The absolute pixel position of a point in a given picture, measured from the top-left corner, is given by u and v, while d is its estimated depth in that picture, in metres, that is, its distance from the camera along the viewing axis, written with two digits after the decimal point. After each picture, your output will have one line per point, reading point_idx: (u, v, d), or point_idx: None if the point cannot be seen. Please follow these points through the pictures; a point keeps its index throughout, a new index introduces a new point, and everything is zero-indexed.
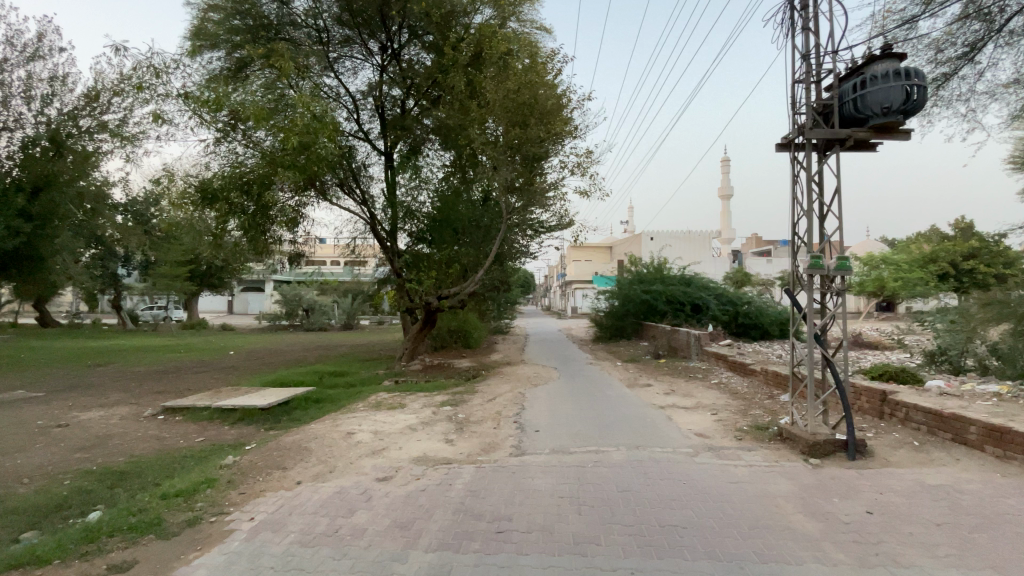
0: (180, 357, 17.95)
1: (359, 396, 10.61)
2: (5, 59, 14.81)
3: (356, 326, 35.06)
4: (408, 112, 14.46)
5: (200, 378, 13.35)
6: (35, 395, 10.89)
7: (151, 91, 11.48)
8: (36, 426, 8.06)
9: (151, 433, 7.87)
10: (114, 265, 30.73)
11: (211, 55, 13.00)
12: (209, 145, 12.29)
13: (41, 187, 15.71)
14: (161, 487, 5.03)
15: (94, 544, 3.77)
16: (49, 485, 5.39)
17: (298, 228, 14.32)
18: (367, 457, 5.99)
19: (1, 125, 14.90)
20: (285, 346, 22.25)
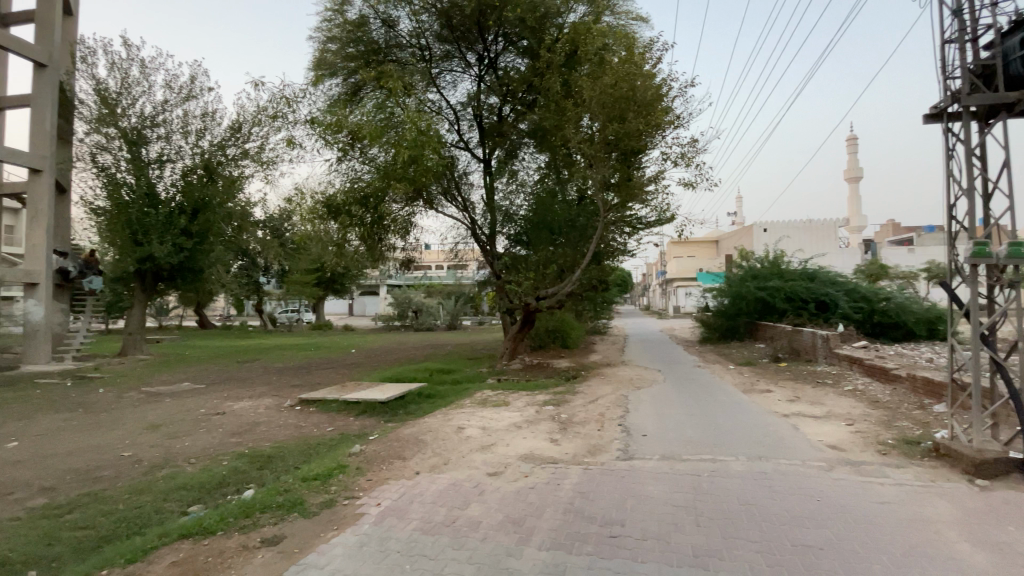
0: (309, 355, 20.08)
1: (464, 393, 11.06)
2: (167, 101, 17.77)
3: (459, 326, 36.88)
4: (504, 118, 14.77)
5: (326, 374, 14.83)
6: (201, 387, 12.85)
7: (284, 120, 12.99)
8: (204, 413, 9.53)
9: (290, 422, 8.92)
10: (257, 275, 35.20)
11: (331, 82, 14.39)
12: (333, 165, 13.60)
13: (199, 209, 18.60)
14: (300, 471, 5.66)
15: (249, 519, 4.33)
16: (216, 464, 6.33)
17: (408, 235, 15.39)
18: (476, 452, 6.22)
19: (165, 157, 17.91)
20: (396, 345, 23.95)
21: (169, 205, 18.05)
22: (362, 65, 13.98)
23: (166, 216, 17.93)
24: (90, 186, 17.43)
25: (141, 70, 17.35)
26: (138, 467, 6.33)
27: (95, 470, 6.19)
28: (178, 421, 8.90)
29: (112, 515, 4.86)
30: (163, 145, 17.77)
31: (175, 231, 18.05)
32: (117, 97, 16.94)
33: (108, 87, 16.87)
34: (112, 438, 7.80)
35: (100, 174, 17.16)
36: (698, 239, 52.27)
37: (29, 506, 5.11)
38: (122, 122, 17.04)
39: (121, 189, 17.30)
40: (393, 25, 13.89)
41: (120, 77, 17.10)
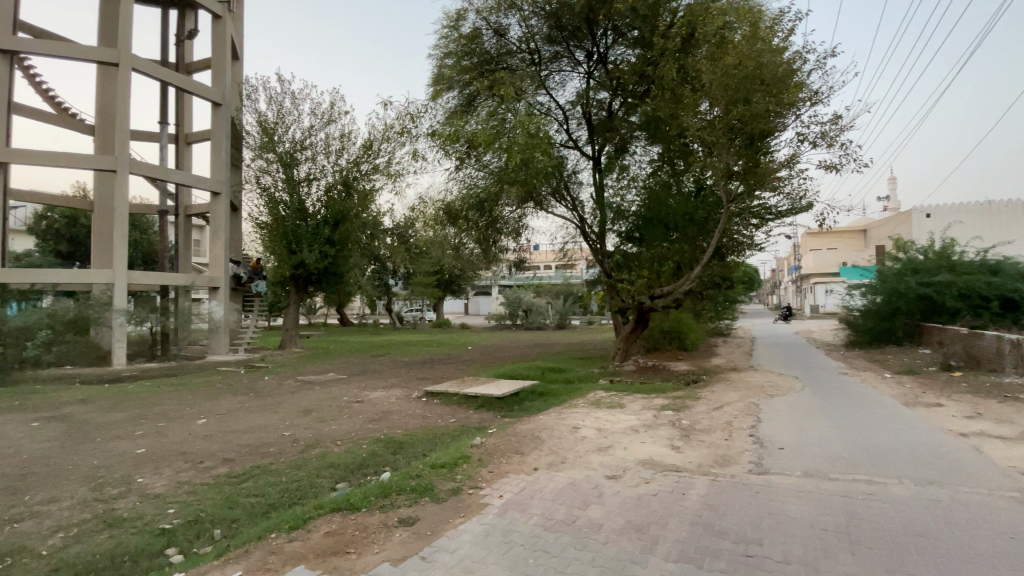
0: (432, 351, 21.57)
1: (578, 393, 11.04)
2: (313, 126, 20.30)
3: (569, 326, 36.91)
4: (614, 113, 14.45)
5: (446, 368, 15.79)
6: (343, 377, 14.48)
7: (409, 134, 13.94)
8: (346, 400, 10.72)
9: (417, 412, 9.66)
10: (386, 277, 38.39)
11: (448, 95, 15.02)
12: (451, 173, 14.38)
13: (339, 220, 20.97)
14: (428, 458, 6.09)
15: (387, 499, 4.75)
16: (357, 447, 7.09)
17: (520, 237, 15.74)
18: (593, 453, 6.16)
19: (312, 176, 20.45)
20: (509, 343, 24.69)
21: (315, 217, 20.61)
22: (475, 76, 14.45)
23: (313, 227, 20.49)
24: (256, 205, 20.54)
25: (292, 102, 20.01)
26: (296, 445, 7.31)
27: (263, 446, 7.28)
28: (325, 407, 10.13)
29: (278, 485, 5.66)
30: (310, 165, 20.34)
31: (321, 240, 20.56)
32: (274, 127, 19.71)
33: (268, 119, 19.70)
34: (275, 419, 9.12)
35: (262, 194, 20.10)
36: (841, 229, 46.03)
37: (218, 472, 6.17)
38: (278, 147, 19.78)
39: (279, 206, 20.10)
40: (504, 34, 14.30)
41: (276, 109, 19.88)
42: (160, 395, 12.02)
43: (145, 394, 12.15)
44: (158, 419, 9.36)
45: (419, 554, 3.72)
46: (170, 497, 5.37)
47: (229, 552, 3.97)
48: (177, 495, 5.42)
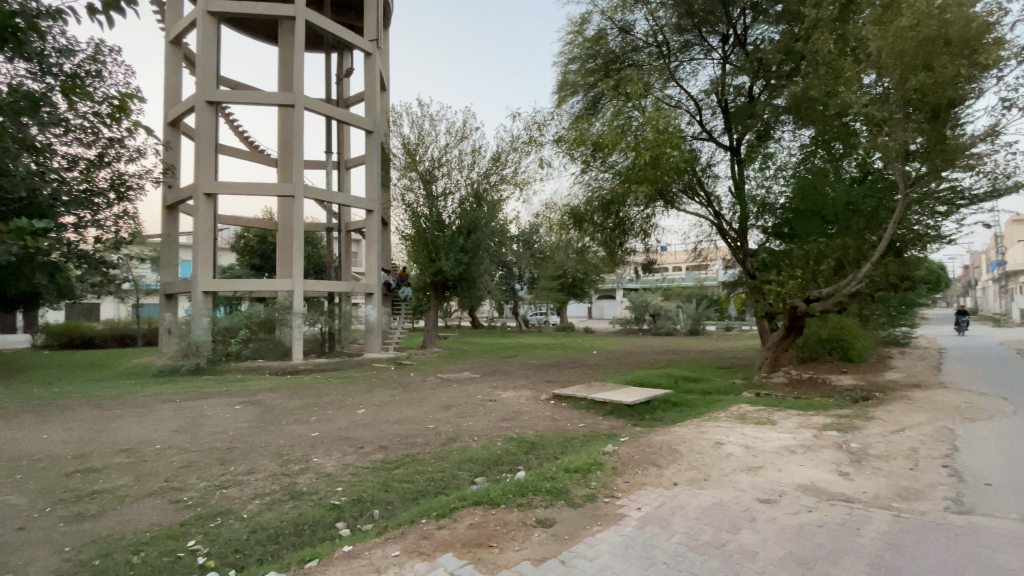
0: (559, 354, 21.74)
1: (717, 405, 10.21)
2: (448, 144, 21.88)
3: (702, 331, 34.40)
4: (755, 98, 13.23)
5: (573, 372, 15.76)
6: (475, 377, 15.28)
7: (535, 143, 14.18)
8: (479, 399, 11.27)
9: (547, 414, 9.79)
10: (513, 282, 39.71)
11: (573, 99, 14.85)
12: (577, 177, 14.32)
13: (471, 230, 22.37)
14: (562, 461, 6.13)
15: (524, 498, 4.88)
16: (491, 444, 7.42)
17: (649, 237, 15.22)
18: (741, 472, 5.63)
19: (448, 190, 22.10)
20: (638, 349, 23.85)
21: (451, 228, 22.20)
22: (601, 77, 14.14)
23: (449, 236, 22.08)
24: (402, 219, 22.75)
25: (430, 123, 21.83)
26: (438, 438, 7.89)
27: (410, 437, 7.99)
28: (462, 404, 10.78)
29: (425, 474, 6.17)
30: (446, 180, 22.00)
31: (456, 248, 22.09)
32: (416, 148, 21.64)
33: (410, 141, 21.69)
34: (419, 413, 9.97)
35: (406, 209, 22.15)
36: None
37: (374, 458, 6.91)
38: (419, 166, 21.70)
39: (421, 219, 22.03)
40: (629, 30, 13.91)
41: (417, 131, 21.82)
42: (327, 386, 13.90)
43: (315, 385, 14.13)
44: (326, 407, 10.81)
45: (559, 557, 3.75)
46: (340, 476, 6.17)
47: (388, 531, 4.42)
48: (344, 475, 6.21)
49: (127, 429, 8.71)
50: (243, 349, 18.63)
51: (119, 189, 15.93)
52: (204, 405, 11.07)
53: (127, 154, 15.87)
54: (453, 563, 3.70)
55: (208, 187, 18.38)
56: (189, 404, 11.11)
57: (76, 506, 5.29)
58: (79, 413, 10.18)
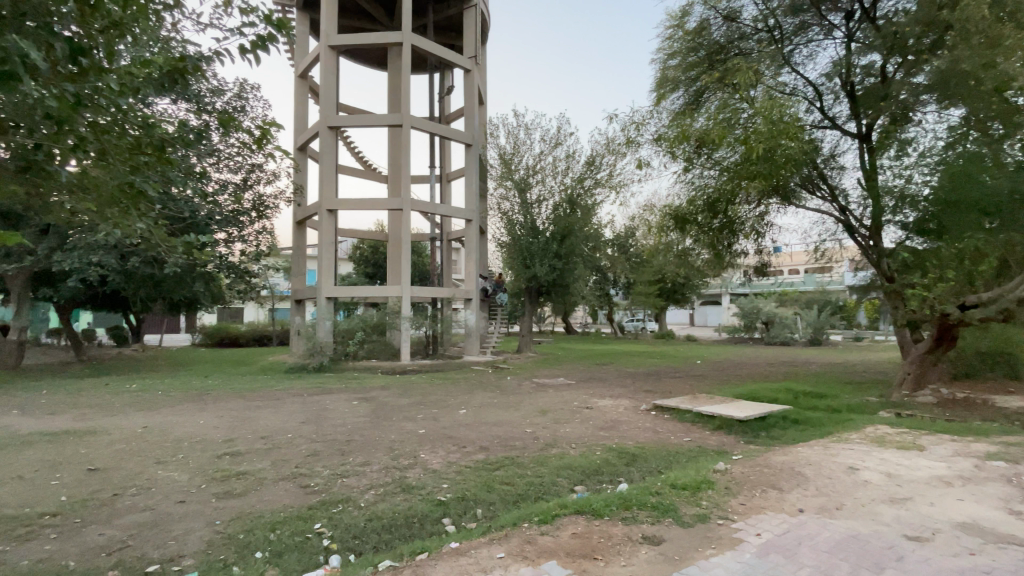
0: (659, 362, 20.80)
1: (848, 424, 9.05)
2: (543, 151, 22.07)
3: (825, 342, 30.77)
4: (889, 78, 11.68)
5: (674, 382, 14.94)
6: (571, 383, 15.12)
7: (633, 143, 13.72)
8: (576, 406, 11.12)
9: (649, 425, 9.38)
10: (608, 286, 38.87)
11: (674, 95, 14.10)
12: (680, 176, 13.64)
13: (565, 235, 22.46)
14: (668, 476, 5.81)
15: (628, 512, 4.69)
16: (590, 453, 7.27)
17: (763, 237, 14.12)
18: (881, 503, 4.91)
19: (542, 196, 22.33)
20: (749, 359, 22.03)
21: (545, 234, 22.37)
22: (706, 68, 13.31)
23: (543, 242, 22.27)
24: (498, 227, 23.30)
25: (526, 132, 22.22)
26: (537, 442, 7.90)
27: (510, 440, 8.11)
28: (560, 410, 10.74)
29: (525, 478, 6.21)
30: (540, 187, 22.26)
31: (550, 254, 22.23)
32: (512, 157, 22.07)
33: (506, 151, 22.17)
34: (516, 416, 10.08)
35: (502, 217, 22.68)
36: None
37: (476, 458, 7.11)
38: (515, 175, 22.12)
39: (516, 226, 22.44)
40: (736, 17, 12.96)
41: (512, 141, 22.25)
42: (429, 386, 14.63)
43: (419, 385, 14.95)
44: (430, 407, 11.37)
45: None
46: (444, 474, 6.42)
47: (490, 533, 4.49)
48: (448, 473, 6.45)
49: (264, 419, 9.89)
50: (360, 350, 20.08)
51: (259, 209, 18.22)
52: (326, 400, 12.23)
53: (266, 177, 18.18)
54: (557, 572, 3.65)
55: (330, 204, 20.39)
56: (314, 399, 12.35)
57: (224, 485, 6.08)
58: (228, 403, 11.77)
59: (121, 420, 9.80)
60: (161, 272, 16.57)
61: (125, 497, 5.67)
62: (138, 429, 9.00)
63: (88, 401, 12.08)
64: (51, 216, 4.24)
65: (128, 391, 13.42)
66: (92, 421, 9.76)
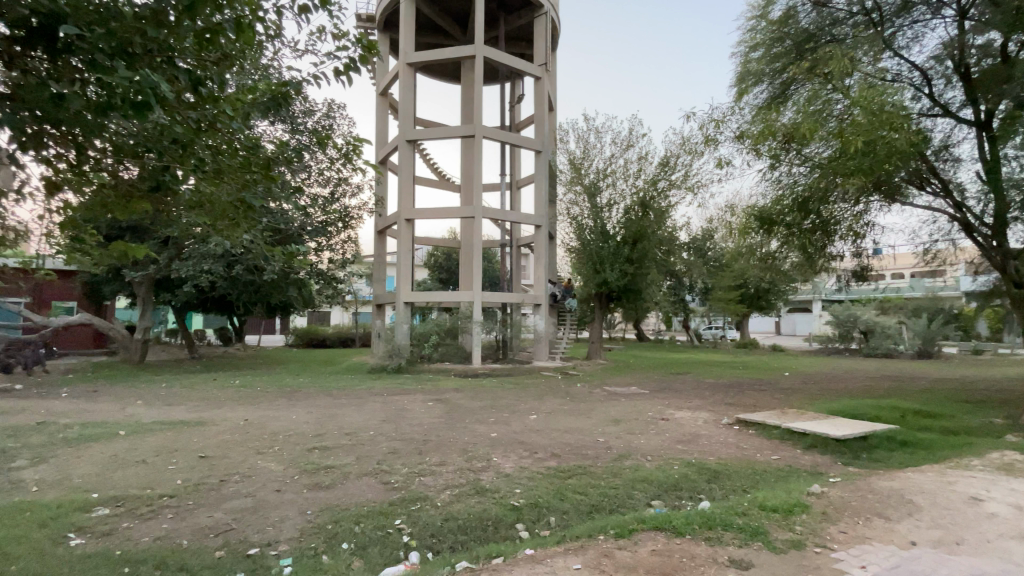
0: (741, 373, 19.55)
1: (971, 449, 7.96)
2: (614, 154, 21.67)
3: (937, 354, 27.36)
4: (1014, 57, 10.24)
5: (758, 395, 13.98)
6: (645, 393, 14.62)
7: (712, 142, 13.02)
8: (651, 417, 10.73)
9: (731, 440, 8.84)
10: (683, 292, 37.39)
11: (757, 88, 13.23)
12: (765, 174, 12.78)
13: (637, 239, 21.92)
14: (754, 497, 5.42)
15: (712, 532, 4.43)
16: (666, 466, 6.98)
17: (862, 239, 12.83)
18: (1016, 542, 4.26)
19: (613, 200, 21.95)
20: (845, 371, 20.12)
21: (616, 239, 21.99)
22: (794, 58, 12.34)
23: (614, 247, 21.86)
24: (568, 232, 23.10)
25: (596, 136, 21.97)
26: (610, 452, 7.71)
27: (582, 448, 7.98)
28: (634, 420, 10.42)
29: (599, 488, 6.08)
30: (611, 191, 21.88)
31: (621, 259, 21.77)
32: (582, 162, 21.83)
33: (576, 155, 21.98)
34: (589, 425, 9.92)
35: (571, 222, 22.47)
36: None
37: (548, 465, 7.06)
38: (584, 180, 21.91)
39: (586, 231, 22.15)
40: (826, 2, 11.98)
41: (582, 145, 22.05)
42: (501, 390, 14.80)
43: (490, 389, 15.17)
44: (501, 411, 11.50)
45: None
46: (516, 479, 6.44)
47: (565, 542, 4.43)
48: (520, 479, 6.47)
49: (348, 416, 10.51)
50: (434, 352, 20.94)
51: (345, 220, 19.48)
52: (404, 400, 12.77)
53: (350, 190, 19.42)
54: None
55: (407, 213, 21.35)
56: (392, 399, 12.94)
57: (313, 477, 6.52)
58: (316, 400, 12.64)
59: (226, 413, 10.85)
60: (260, 279, 18.22)
61: (229, 483, 6.25)
62: (240, 421, 9.92)
63: (199, 394, 13.50)
64: (177, 226, 4.82)
65: (232, 386, 14.83)
66: (202, 412, 10.89)
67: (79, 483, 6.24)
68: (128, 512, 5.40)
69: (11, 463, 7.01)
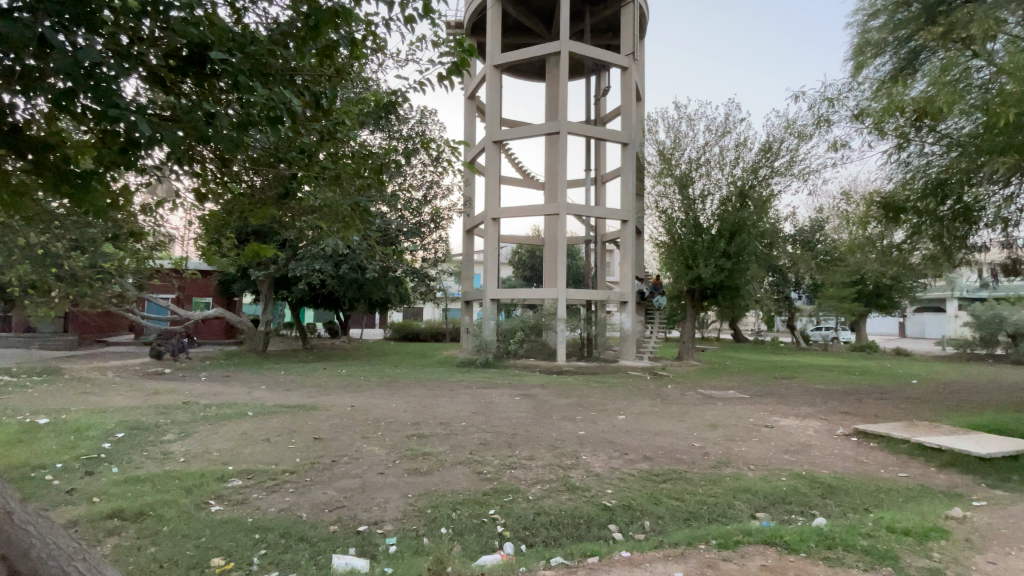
0: (857, 379, 17.54)
1: None
2: (708, 142, 20.47)
3: None
4: None
5: (879, 404, 12.48)
6: (744, 397, 13.66)
7: (824, 123, 11.77)
8: (753, 423, 10.01)
9: (848, 453, 7.98)
10: (788, 289, 34.62)
11: (880, 60, 11.70)
12: (891, 155, 11.34)
13: (735, 233, 20.57)
14: (880, 518, 4.84)
15: (832, 552, 4.02)
16: (772, 477, 6.47)
17: (1015, 227, 10.89)
18: None
19: (707, 191, 20.78)
20: (990, 380, 17.30)
21: (710, 232, 20.68)
22: (924, 24, 10.52)
23: (708, 241, 20.58)
24: (656, 227, 22.14)
25: (688, 124, 20.87)
26: (707, 459, 7.30)
27: (676, 452, 7.64)
28: (732, 425, 9.76)
29: (696, 495, 5.79)
30: (704, 181, 20.70)
31: (717, 253, 20.42)
32: (672, 152, 20.82)
33: (666, 146, 21.01)
34: (683, 428, 9.47)
35: (661, 216, 21.41)
36: None
37: (640, 467, 6.85)
38: (676, 171, 20.78)
39: (677, 225, 21.03)
40: None
41: (673, 135, 21.02)
42: (588, 389, 14.66)
43: (577, 386, 15.08)
44: (590, 409, 11.36)
45: None
46: (606, 479, 6.34)
47: (664, 548, 4.27)
48: (611, 479, 6.35)
49: (441, 407, 11.00)
50: (519, 348, 21.07)
51: (436, 221, 20.40)
52: (492, 394, 13.09)
53: (441, 192, 20.26)
54: None
55: (494, 212, 21.81)
56: (482, 392, 13.33)
57: (412, 463, 6.90)
58: (412, 390, 13.38)
59: (334, 399, 11.86)
60: (362, 277, 19.70)
61: (339, 464, 6.83)
62: (348, 407, 10.80)
63: (312, 381, 14.90)
64: (297, 229, 5.29)
65: (339, 375, 16.18)
66: (314, 398, 12.00)
67: (218, 457, 7.16)
68: (256, 485, 6.09)
69: (165, 436, 8.22)
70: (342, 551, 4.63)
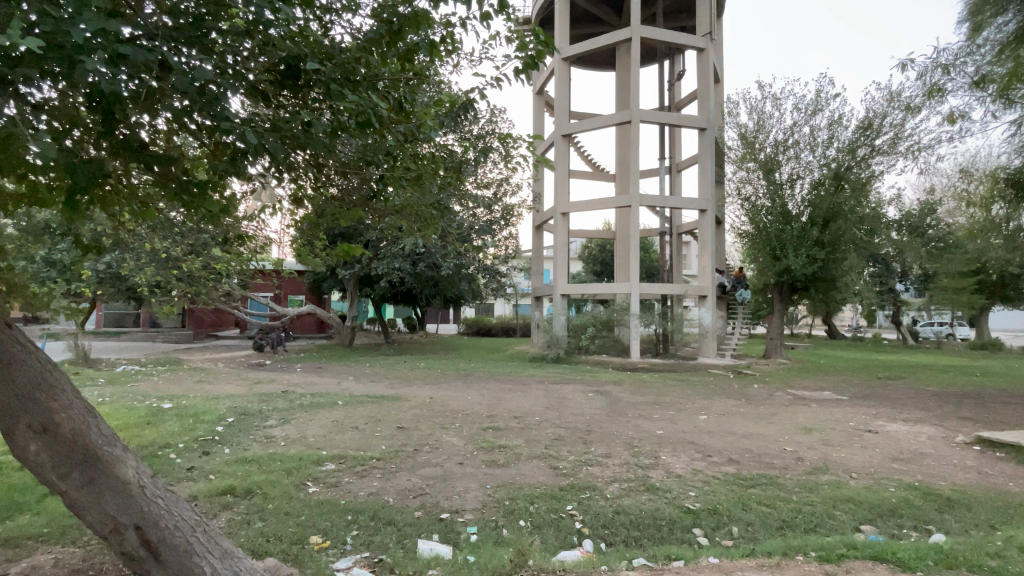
0: (981, 381, 15.41)
1: None
2: (796, 122, 18.92)
3: None
4: None
5: (1011, 410, 10.88)
6: (842, 399, 12.52)
7: (935, 93, 10.43)
8: (853, 427, 9.12)
9: (971, 463, 7.04)
10: (892, 280, 31.29)
11: (1001, 19, 9.67)
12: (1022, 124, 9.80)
13: (829, 219, 18.86)
14: (1016, 536, 4.24)
15: (954, 572, 3.59)
16: (877, 486, 5.88)
17: None
18: None
19: (796, 175, 19.23)
20: None
21: (800, 220, 19.10)
22: None
23: (799, 229, 18.96)
24: (738, 216, 20.77)
25: (774, 104, 19.40)
26: (801, 464, 6.75)
27: (764, 456, 7.16)
28: (828, 430, 8.96)
29: (789, 503, 5.39)
30: (793, 164, 19.17)
31: (809, 243, 18.79)
32: (755, 136, 19.37)
33: (748, 128, 19.63)
34: (772, 431, 8.85)
35: (744, 204, 19.99)
36: None
37: (725, 470, 6.50)
38: (760, 154, 19.32)
39: (762, 214, 19.49)
40: None
41: (756, 117, 19.60)
42: (665, 386, 14.17)
43: (653, 384, 14.64)
44: (667, 407, 10.97)
45: None
46: (688, 480, 6.09)
47: (755, 557, 4.03)
48: (694, 481, 6.09)
49: (515, 401, 11.14)
50: (591, 344, 20.73)
51: (507, 218, 20.66)
52: (565, 389, 13.04)
53: (511, 189, 20.48)
54: None
55: (563, 207, 21.64)
56: (556, 388, 13.31)
57: (489, 454, 7.06)
58: (486, 384, 13.68)
59: (414, 391, 12.41)
60: (437, 274, 20.46)
61: (421, 452, 7.14)
62: (427, 399, 11.26)
63: (392, 373, 15.68)
64: (381, 230, 5.54)
65: (418, 368, 16.88)
66: (395, 389, 12.63)
67: (313, 442, 7.74)
68: (347, 469, 6.52)
69: (268, 422, 9.05)
70: (427, 536, 4.84)
